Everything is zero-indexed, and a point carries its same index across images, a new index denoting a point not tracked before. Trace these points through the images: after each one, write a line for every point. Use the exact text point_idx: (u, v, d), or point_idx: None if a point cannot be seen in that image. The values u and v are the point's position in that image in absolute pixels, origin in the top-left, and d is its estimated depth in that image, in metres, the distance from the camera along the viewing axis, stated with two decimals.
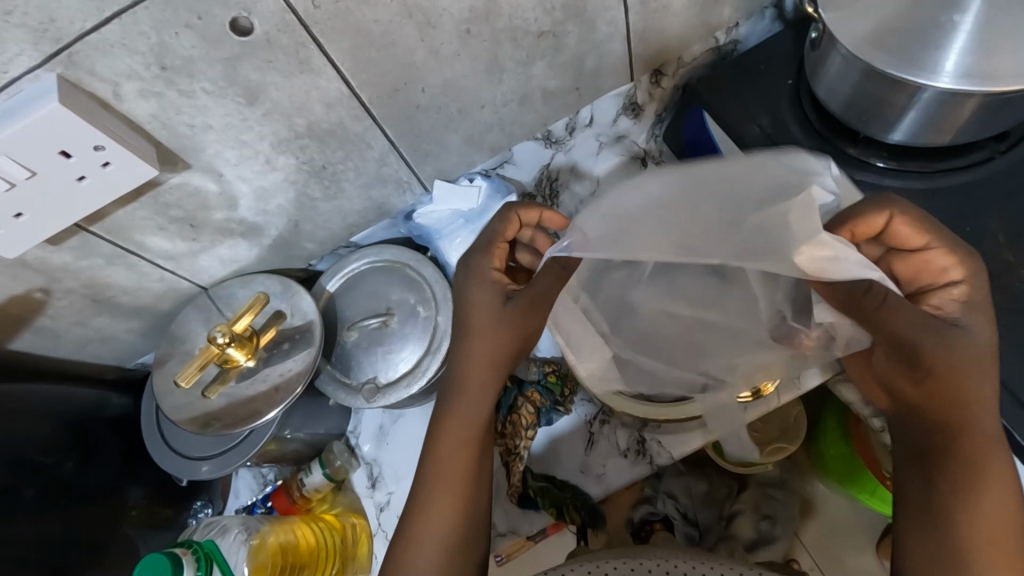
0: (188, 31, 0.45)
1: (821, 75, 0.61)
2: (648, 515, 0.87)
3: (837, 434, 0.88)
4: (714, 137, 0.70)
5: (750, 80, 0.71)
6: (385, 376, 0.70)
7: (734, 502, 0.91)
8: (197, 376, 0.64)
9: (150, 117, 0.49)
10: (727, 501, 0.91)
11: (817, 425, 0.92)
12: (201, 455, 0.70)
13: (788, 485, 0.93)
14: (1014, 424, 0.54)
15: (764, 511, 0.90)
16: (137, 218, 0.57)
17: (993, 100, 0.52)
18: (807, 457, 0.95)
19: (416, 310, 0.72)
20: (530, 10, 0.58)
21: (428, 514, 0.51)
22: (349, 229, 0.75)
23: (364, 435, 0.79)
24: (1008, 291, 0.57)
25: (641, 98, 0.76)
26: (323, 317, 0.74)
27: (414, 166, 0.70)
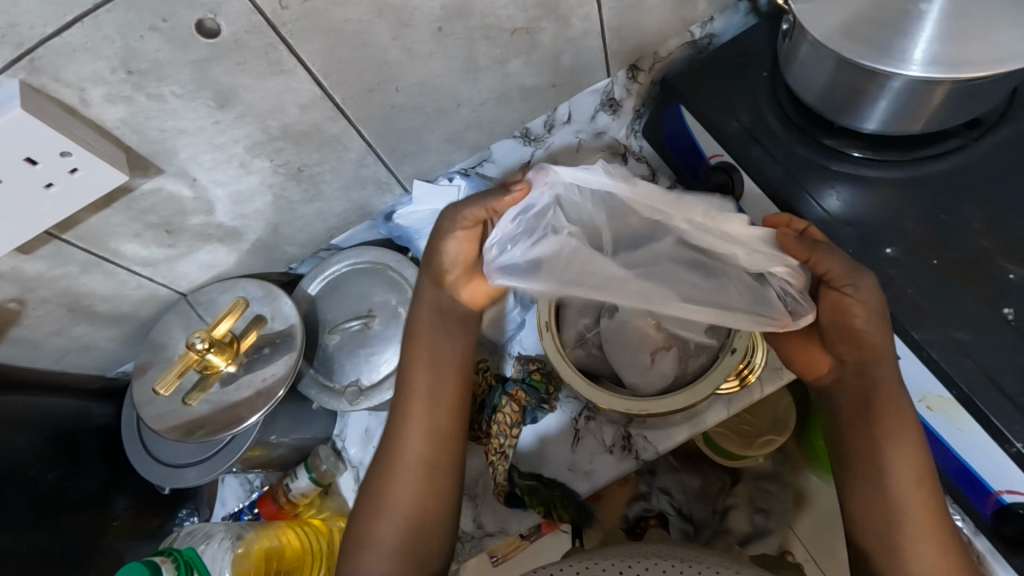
0: (154, 34, 0.45)
1: (794, 65, 0.61)
2: (643, 511, 0.88)
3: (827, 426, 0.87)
4: (693, 134, 0.72)
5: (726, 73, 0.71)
6: (368, 379, 0.70)
7: (728, 496, 0.91)
8: (176, 383, 0.64)
9: (119, 122, 0.49)
10: (721, 496, 0.91)
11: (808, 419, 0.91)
12: (184, 462, 0.69)
13: (782, 479, 0.93)
14: (991, 409, 0.54)
15: (756, 505, 0.91)
16: (111, 225, 0.57)
17: (961, 87, 0.53)
18: (799, 448, 0.94)
19: (397, 312, 0.71)
20: (503, 7, 0.58)
21: (396, 461, 0.62)
22: (330, 231, 0.74)
23: (350, 439, 0.78)
24: (986, 277, 0.58)
25: (618, 94, 0.77)
26: (304, 320, 0.73)
27: (393, 167, 0.70)
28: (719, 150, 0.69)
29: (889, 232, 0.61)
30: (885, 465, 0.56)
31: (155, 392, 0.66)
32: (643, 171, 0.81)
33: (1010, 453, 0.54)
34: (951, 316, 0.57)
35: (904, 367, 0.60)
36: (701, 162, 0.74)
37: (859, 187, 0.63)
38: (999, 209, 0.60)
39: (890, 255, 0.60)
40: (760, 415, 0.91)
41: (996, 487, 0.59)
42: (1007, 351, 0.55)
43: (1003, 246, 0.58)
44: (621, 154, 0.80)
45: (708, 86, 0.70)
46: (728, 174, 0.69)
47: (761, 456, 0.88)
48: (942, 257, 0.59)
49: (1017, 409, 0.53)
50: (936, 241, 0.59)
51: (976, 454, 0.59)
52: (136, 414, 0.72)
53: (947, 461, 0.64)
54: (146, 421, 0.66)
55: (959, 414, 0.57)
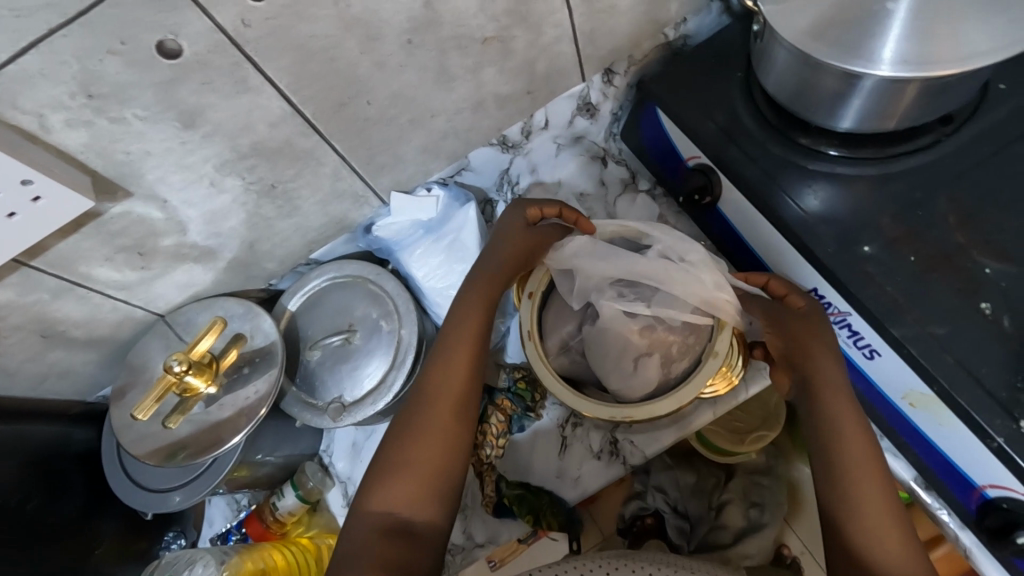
0: (113, 58, 0.44)
1: (768, 66, 0.61)
2: (639, 510, 0.91)
3: None
4: (671, 137, 0.72)
5: (700, 77, 0.70)
6: (351, 395, 0.69)
7: (722, 492, 0.91)
8: (154, 409, 0.63)
9: (83, 146, 0.48)
10: (715, 492, 0.91)
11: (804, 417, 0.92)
12: (168, 486, 0.68)
13: (774, 472, 0.92)
14: (971, 403, 0.54)
15: (751, 499, 0.90)
16: (82, 249, 0.56)
17: (930, 86, 0.53)
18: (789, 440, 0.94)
19: (378, 325, 0.71)
20: (473, 16, 0.58)
21: (437, 393, 0.59)
22: (309, 246, 0.74)
23: (337, 453, 0.79)
24: (961, 271, 0.58)
25: (595, 98, 0.77)
26: (285, 338, 0.72)
27: (369, 180, 0.69)
28: (697, 152, 0.69)
29: (866, 229, 0.61)
30: (841, 454, 0.56)
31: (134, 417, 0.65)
32: (623, 175, 0.83)
33: (990, 448, 0.54)
34: (929, 311, 0.57)
35: (886, 365, 0.60)
36: (680, 164, 0.74)
37: (835, 185, 0.63)
38: (972, 202, 0.60)
39: (869, 253, 0.60)
40: (752, 410, 0.90)
41: (979, 482, 0.59)
42: (983, 345, 0.55)
43: (978, 238, 0.59)
44: (601, 157, 0.83)
45: (683, 90, 0.70)
46: (705, 176, 0.69)
47: (755, 451, 0.88)
48: (918, 253, 0.59)
49: (996, 403, 0.54)
50: (911, 238, 0.60)
51: (960, 449, 0.59)
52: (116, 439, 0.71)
53: (931, 456, 0.64)
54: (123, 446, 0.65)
55: (940, 410, 0.57)
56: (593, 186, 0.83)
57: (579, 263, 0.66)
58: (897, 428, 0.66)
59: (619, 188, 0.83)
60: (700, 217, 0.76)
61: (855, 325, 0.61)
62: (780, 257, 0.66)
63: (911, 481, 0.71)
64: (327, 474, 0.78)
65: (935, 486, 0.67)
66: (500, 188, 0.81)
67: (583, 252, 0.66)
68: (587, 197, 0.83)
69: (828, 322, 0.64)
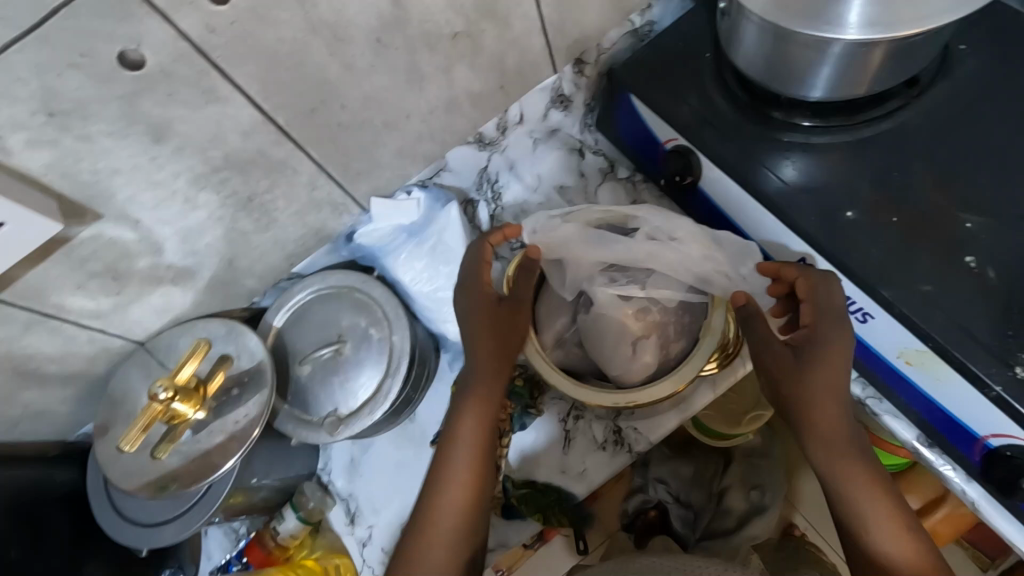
0: (73, 71, 0.42)
1: (737, 42, 0.62)
2: (642, 504, 0.90)
3: None
4: (646, 122, 0.72)
5: (666, 61, 0.70)
6: (346, 407, 0.68)
7: (723, 479, 0.92)
8: (140, 438, 0.61)
9: (46, 168, 0.46)
10: (716, 479, 0.92)
11: None
12: (160, 520, 0.65)
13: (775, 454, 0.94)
14: (966, 356, 0.55)
15: (751, 482, 0.91)
16: (52, 278, 0.53)
17: (897, 45, 0.54)
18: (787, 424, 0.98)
19: (368, 334, 0.70)
20: (441, 12, 0.57)
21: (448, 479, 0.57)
22: (289, 259, 0.72)
23: (336, 470, 0.78)
24: (943, 230, 0.59)
25: (568, 89, 0.77)
26: (273, 354, 0.71)
27: (346, 186, 0.68)
28: (674, 134, 0.69)
29: (846, 196, 0.62)
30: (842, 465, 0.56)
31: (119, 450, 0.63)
32: (601, 164, 0.83)
33: (989, 397, 0.55)
34: (918, 273, 0.58)
35: (880, 327, 0.61)
36: (657, 148, 0.74)
37: (811, 155, 0.64)
38: (945, 164, 0.61)
39: (851, 218, 0.61)
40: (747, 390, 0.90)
41: (982, 433, 0.60)
42: (972, 297, 0.56)
43: (956, 197, 0.60)
44: (578, 149, 0.82)
45: (653, 76, 0.70)
46: (685, 158, 0.69)
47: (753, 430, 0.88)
48: (899, 215, 0.60)
49: (990, 353, 0.55)
50: (891, 201, 0.60)
51: (959, 402, 0.59)
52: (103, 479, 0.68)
53: (931, 412, 0.65)
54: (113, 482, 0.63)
55: (937, 365, 0.58)
56: (573, 178, 0.82)
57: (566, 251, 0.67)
58: (893, 388, 0.67)
59: (598, 178, 0.82)
60: (683, 201, 0.76)
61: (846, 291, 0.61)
62: (763, 231, 0.67)
63: (914, 441, 0.71)
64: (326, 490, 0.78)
65: (938, 443, 0.68)
66: (482, 186, 0.80)
67: (568, 241, 0.66)
68: (568, 190, 0.82)
69: None
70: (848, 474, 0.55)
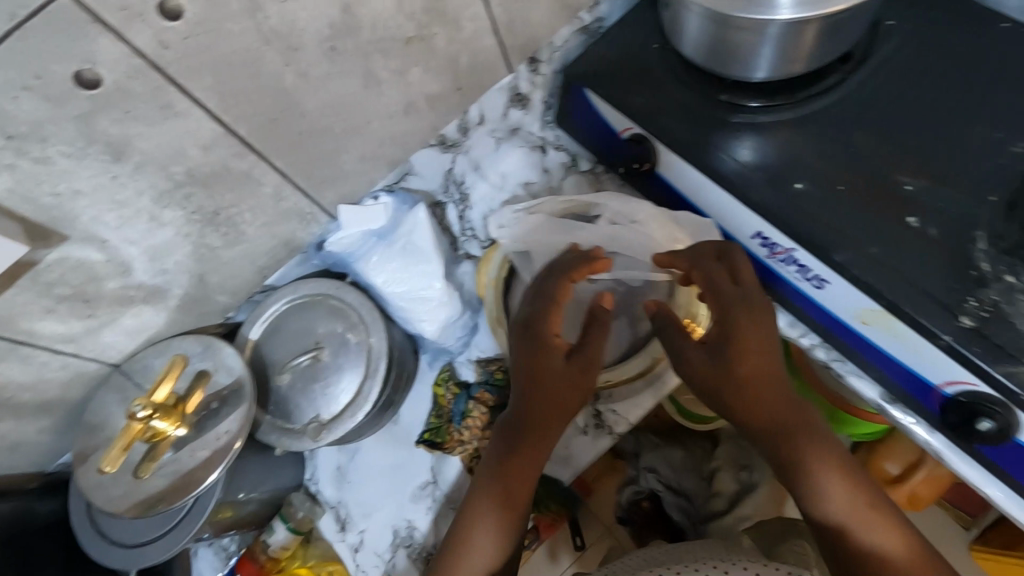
0: (28, 94, 0.46)
1: (680, 30, 0.64)
2: (635, 494, 1.03)
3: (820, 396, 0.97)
4: (602, 115, 0.75)
5: (615, 53, 0.73)
6: (327, 411, 0.75)
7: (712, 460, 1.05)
8: (122, 458, 0.63)
9: (7, 191, 0.49)
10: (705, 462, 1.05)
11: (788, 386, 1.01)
12: (147, 538, 0.68)
13: None
14: (915, 310, 0.58)
15: (739, 463, 1.02)
16: (20, 302, 0.56)
17: (827, 23, 0.57)
18: None
19: (346, 340, 0.77)
20: (388, 18, 0.62)
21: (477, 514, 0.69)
22: (261, 273, 0.76)
23: (324, 481, 0.88)
24: (889, 193, 0.62)
25: (524, 88, 0.82)
26: (251, 366, 0.78)
27: (313, 196, 0.72)
28: (629, 124, 0.72)
29: (797, 168, 0.65)
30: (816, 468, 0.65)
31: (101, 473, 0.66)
32: (563, 159, 0.87)
33: (940, 348, 0.59)
34: (868, 235, 0.61)
35: (834, 291, 0.65)
36: (614, 139, 0.76)
37: (759, 134, 0.67)
38: (888, 131, 0.64)
39: (801, 189, 0.64)
40: None
41: (937, 383, 0.63)
42: (918, 254, 0.60)
43: (900, 160, 0.63)
44: (539, 146, 0.86)
45: (602, 67, 0.73)
46: (641, 145, 0.72)
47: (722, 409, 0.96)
48: (846, 182, 0.63)
49: (935, 304, 0.58)
50: (838, 169, 0.64)
51: (913, 354, 0.63)
52: (88, 506, 0.72)
53: (889, 367, 0.68)
54: (98, 503, 0.66)
55: (891, 322, 0.61)
56: (538, 174, 0.87)
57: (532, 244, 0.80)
58: (858, 350, 0.70)
59: (561, 172, 0.87)
60: (647, 188, 0.79)
61: (803, 259, 0.64)
62: (717, 208, 0.71)
63: (878, 399, 0.74)
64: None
65: (901, 399, 0.71)
66: (448, 188, 0.84)
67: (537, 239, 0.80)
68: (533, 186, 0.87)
69: (777, 262, 0.68)
70: (821, 468, 0.65)
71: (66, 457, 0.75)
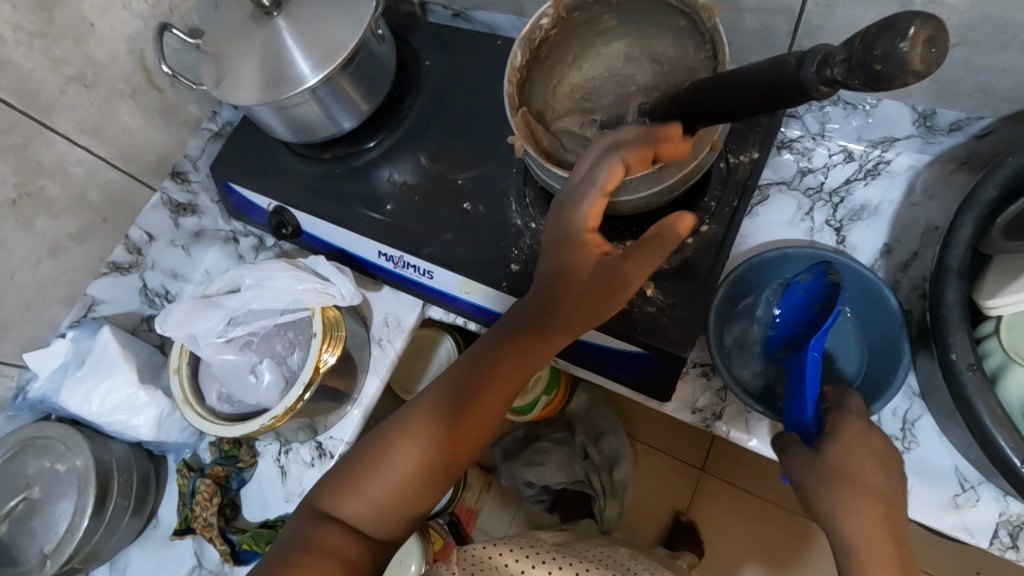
0: None
1: (584, 88, 0.71)
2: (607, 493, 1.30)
3: (747, 454, 1.32)
4: (500, 173, 0.83)
5: (489, 139, 0.85)
6: (229, 426, 0.77)
7: (704, 490, 1.33)
8: (182, 510, 0.86)
9: None
10: (693, 490, 1.33)
11: (733, 453, 1.33)
12: (176, 556, 0.87)
13: (765, 462, 1.32)
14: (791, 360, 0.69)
15: (747, 488, 1.31)
16: None
17: None
18: (748, 455, 1.33)
19: (253, 378, 0.79)
20: None
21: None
22: (177, 317, 0.79)
23: (272, 497, 0.87)
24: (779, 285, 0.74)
25: (435, 126, 0.88)
26: (180, 400, 0.80)
27: (277, 285, 0.80)
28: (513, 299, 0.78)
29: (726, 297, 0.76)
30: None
31: (118, 533, 0.83)
32: None
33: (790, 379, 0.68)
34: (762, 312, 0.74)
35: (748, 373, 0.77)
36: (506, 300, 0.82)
37: None
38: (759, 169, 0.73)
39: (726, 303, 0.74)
40: (648, 415, 1.38)
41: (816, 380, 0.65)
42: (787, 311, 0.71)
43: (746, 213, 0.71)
44: None
45: (480, 151, 0.84)
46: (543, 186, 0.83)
47: (535, 391, 1.21)
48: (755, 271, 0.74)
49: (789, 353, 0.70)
50: (719, 203, 0.72)
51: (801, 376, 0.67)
52: (42, 551, 0.77)
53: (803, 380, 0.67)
54: (68, 545, 0.76)
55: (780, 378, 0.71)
56: None
57: (439, 276, 0.82)
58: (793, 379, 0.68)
59: None
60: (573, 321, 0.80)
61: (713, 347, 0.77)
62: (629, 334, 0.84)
63: None
64: (268, 526, 0.84)
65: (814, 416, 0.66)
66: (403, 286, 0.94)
67: None
68: None
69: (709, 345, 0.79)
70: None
71: (8, 509, 0.78)
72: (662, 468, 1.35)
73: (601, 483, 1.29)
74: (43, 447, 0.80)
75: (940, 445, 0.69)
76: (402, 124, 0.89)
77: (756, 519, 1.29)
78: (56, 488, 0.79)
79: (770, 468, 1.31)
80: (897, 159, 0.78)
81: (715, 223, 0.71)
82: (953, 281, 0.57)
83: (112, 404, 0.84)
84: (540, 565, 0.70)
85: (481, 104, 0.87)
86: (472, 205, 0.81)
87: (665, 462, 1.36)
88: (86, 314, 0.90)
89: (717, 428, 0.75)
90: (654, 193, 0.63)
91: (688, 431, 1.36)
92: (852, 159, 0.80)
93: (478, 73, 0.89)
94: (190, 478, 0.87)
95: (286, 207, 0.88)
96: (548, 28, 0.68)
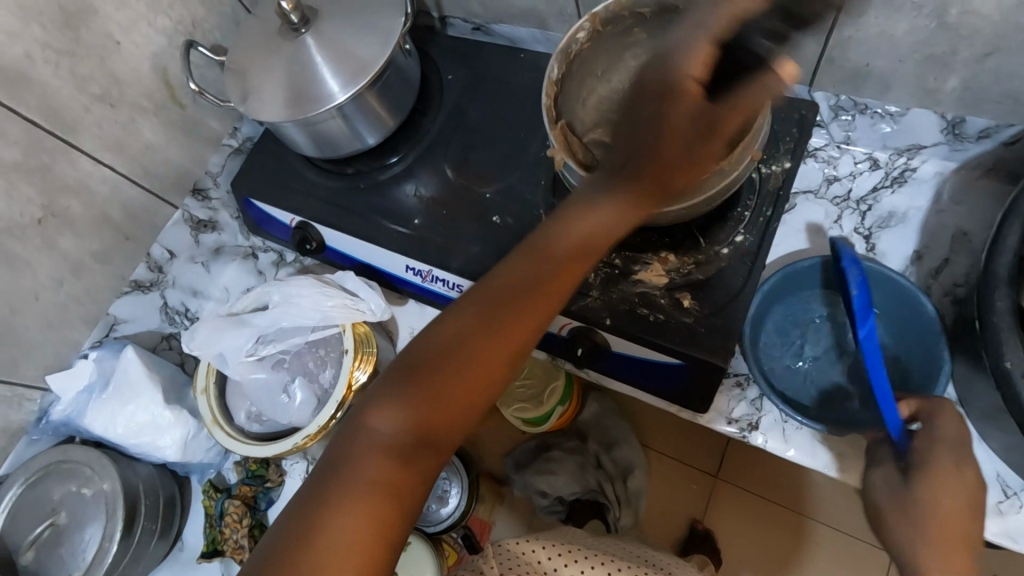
0: None
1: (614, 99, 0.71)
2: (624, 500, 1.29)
3: (764, 459, 1.31)
4: (526, 184, 0.82)
5: (514, 151, 0.85)
6: (263, 443, 0.77)
7: (720, 496, 1.32)
8: (209, 530, 0.85)
9: None
10: (707, 497, 1.32)
11: (745, 458, 1.33)
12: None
13: (783, 468, 1.31)
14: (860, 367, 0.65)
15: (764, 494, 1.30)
16: None
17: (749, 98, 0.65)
18: (762, 460, 1.32)
19: (286, 394, 0.79)
20: None
21: None
22: (206, 336, 0.78)
23: None
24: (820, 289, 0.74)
25: (457, 138, 0.88)
26: (209, 420, 0.79)
27: (304, 301, 0.79)
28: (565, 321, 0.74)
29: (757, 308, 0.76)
30: None
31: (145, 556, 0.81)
32: None
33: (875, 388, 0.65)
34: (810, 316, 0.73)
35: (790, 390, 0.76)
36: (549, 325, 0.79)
37: None
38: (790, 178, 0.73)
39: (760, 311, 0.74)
40: (664, 423, 1.37)
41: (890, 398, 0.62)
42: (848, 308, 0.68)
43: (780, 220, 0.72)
44: None
45: (506, 163, 0.84)
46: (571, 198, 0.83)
47: (553, 402, 1.20)
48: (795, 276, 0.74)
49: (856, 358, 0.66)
50: (752, 213, 0.73)
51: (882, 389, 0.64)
52: None
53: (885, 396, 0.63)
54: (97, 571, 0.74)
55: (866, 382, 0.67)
56: None
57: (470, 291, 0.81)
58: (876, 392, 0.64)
59: None
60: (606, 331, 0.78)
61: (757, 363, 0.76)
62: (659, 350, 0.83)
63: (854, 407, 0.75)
64: None
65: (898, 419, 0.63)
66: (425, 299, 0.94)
67: None
68: None
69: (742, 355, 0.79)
70: None
71: (34, 536, 0.77)
72: (677, 477, 1.34)
73: (615, 492, 1.29)
74: (69, 471, 0.79)
75: (981, 452, 0.69)
76: (425, 138, 0.88)
77: (773, 525, 1.28)
78: (83, 512, 0.78)
79: (783, 472, 1.30)
80: (923, 166, 0.79)
81: (750, 233, 0.72)
82: (1002, 289, 0.58)
83: (135, 425, 0.82)
84: (575, 564, 0.70)
85: (505, 116, 0.87)
86: (501, 218, 0.81)
87: (681, 471, 1.34)
88: (107, 334, 0.89)
89: (754, 439, 0.75)
90: (696, 201, 0.63)
91: (703, 438, 1.35)
92: (878, 167, 0.81)
93: (501, 85, 0.89)
94: (217, 499, 0.85)
95: (309, 222, 0.87)
96: (583, 41, 0.69)
